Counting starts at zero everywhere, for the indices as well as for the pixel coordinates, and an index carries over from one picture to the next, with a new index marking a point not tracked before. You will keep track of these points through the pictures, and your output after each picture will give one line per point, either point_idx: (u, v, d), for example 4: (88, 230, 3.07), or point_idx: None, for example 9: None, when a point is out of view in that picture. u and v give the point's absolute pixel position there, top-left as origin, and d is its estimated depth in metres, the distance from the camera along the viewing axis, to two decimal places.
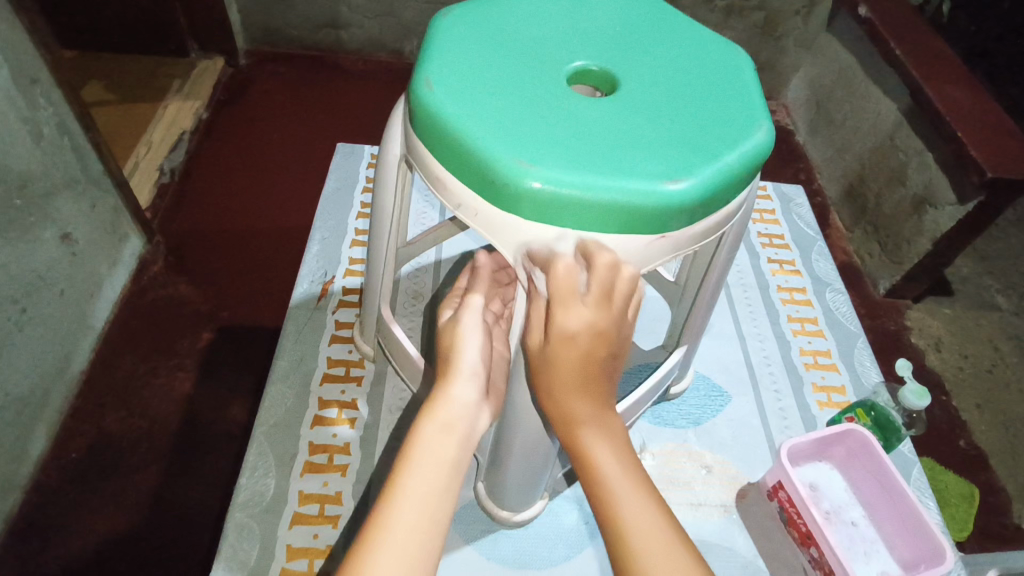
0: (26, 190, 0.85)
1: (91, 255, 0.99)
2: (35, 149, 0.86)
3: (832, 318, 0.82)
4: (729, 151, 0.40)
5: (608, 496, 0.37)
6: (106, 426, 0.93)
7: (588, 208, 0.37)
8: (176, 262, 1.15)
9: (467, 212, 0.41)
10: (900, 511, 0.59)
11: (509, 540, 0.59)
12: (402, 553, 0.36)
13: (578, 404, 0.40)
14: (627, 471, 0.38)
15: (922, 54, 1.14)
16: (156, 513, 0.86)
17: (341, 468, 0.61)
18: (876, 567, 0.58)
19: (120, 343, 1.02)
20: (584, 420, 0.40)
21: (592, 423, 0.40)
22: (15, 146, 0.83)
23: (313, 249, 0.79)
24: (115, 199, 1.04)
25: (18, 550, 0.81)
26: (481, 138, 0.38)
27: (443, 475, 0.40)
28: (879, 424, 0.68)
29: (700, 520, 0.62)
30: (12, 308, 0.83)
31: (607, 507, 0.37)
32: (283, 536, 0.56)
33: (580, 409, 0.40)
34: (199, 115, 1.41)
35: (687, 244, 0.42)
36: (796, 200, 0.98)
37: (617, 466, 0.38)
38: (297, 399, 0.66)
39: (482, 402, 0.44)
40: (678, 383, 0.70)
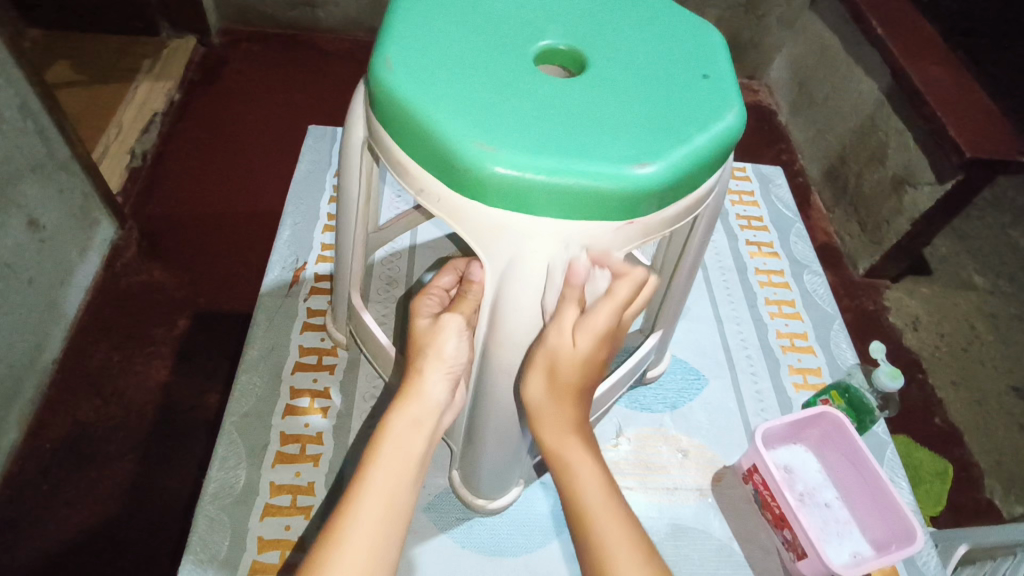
0: None
1: (60, 241, 0.97)
2: None
3: (809, 300, 0.82)
4: (699, 134, 0.39)
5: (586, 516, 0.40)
6: (80, 415, 0.91)
7: (553, 194, 0.36)
8: (149, 247, 1.12)
9: (430, 197, 0.39)
10: (873, 493, 0.60)
11: (485, 527, 0.59)
12: (367, 539, 0.39)
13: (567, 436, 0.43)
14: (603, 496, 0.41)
15: (903, 34, 1.13)
16: (135, 502, 0.85)
17: (313, 458, 0.60)
18: (849, 548, 0.58)
19: (93, 331, 1.00)
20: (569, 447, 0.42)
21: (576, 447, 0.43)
22: None
23: (284, 235, 0.77)
24: (83, 183, 1.01)
25: None
26: (442, 122, 0.37)
27: (408, 469, 0.42)
28: (853, 406, 0.68)
29: (676, 504, 0.62)
30: None
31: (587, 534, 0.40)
32: (255, 528, 0.56)
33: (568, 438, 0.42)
34: (171, 96, 1.37)
35: (657, 229, 0.40)
36: (776, 180, 0.97)
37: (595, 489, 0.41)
38: (268, 388, 0.64)
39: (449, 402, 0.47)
40: (655, 367, 0.69)
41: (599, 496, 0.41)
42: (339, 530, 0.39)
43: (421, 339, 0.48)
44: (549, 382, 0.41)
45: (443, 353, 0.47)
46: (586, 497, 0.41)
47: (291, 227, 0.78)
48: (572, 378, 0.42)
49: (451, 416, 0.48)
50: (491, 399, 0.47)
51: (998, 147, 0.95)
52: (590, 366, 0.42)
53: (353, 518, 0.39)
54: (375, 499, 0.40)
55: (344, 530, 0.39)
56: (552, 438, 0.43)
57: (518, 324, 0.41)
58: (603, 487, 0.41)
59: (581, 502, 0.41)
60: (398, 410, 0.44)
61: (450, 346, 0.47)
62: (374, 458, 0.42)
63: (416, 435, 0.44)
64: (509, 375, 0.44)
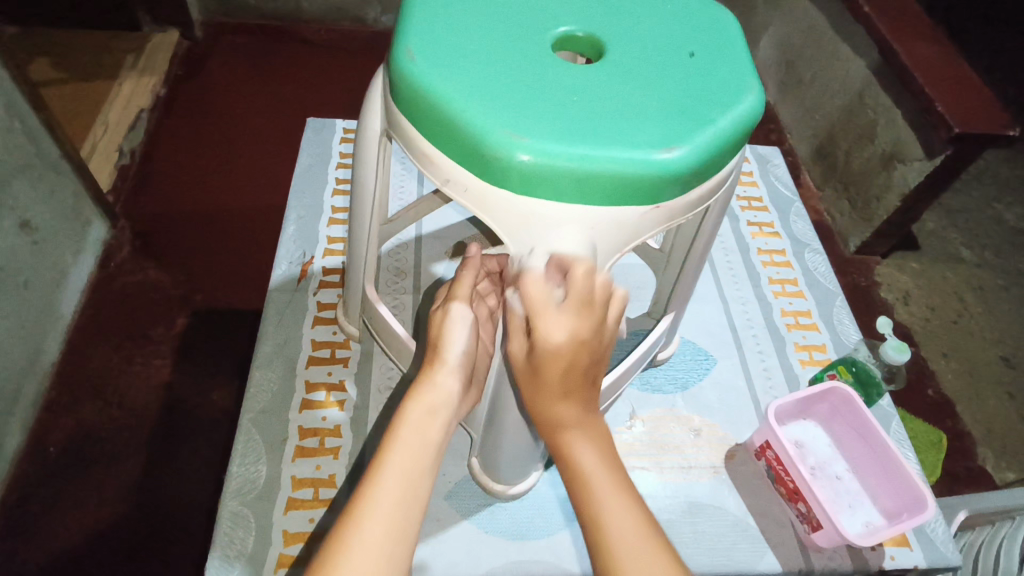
0: None
1: (53, 242, 0.96)
2: None
3: (811, 278, 0.83)
4: (721, 116, 0.39)
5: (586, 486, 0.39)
6: (83, 417, 0.90)
7: (581, 180, 0.37)
8: (143, 245, 1.11)
9: (456, 187, 0.39)
10: (883, 464, 0.61)
11: (506, 512, 0.60)
12: (387, 520, 0.38)
13: (562, 408, 0.41)
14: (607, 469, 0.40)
15: (891, 10, 1.14)
16: (142, 501, 0.85)
17: (332, 451, 0.61)
18: (861, 519, 0.60)
19: (90, 332, 0.99)
20: (570, 424, 0.41)
21: (578, 426, 0.41)
22: None
23: (289, 230, 0.77)
24: (72, 182, 1.00)
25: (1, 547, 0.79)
26: (468, 111, 0.37)
27: (426, 455, 0.42)
28: (860, 380, 0.70)
29: (691, 482, 0.64)
30: None
31: (589, 504, 0.38)
32: (279, 522, 0.56)
33: (565, 413, 0.41)
34: (157, 92, 1.35)
35: (680, 213, 0.41)
36: (773, 160, 0.98)
37: (598, 463, 0.40)
38: (283, 383, 0.64)
39: (464, 393, 0.47)
40: (665, 349, 0.70)
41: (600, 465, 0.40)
42: (358, 512, 0.39)
43: (440, 332, 0.48)
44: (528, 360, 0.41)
45: (453, 346, 0.47)
46: (589, 473, 0.39)
47: (295, 221, 0.78)
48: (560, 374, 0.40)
49: (464, 408, 0.49)
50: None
51: (984, 122, 0.97)
52: (575, 367, 0.39)
53: (372, 501, 0.39)
54: (394, 482, 0.40)
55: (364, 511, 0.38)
56: (553, 415, 0.41)
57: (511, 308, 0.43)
58: (605, 464, 0.40)
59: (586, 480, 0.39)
60: (412, 399, 0.45)
61: (462, 337, 0.47)
62: (392, 443, 0.42)
63: (433, 424, 0.44)
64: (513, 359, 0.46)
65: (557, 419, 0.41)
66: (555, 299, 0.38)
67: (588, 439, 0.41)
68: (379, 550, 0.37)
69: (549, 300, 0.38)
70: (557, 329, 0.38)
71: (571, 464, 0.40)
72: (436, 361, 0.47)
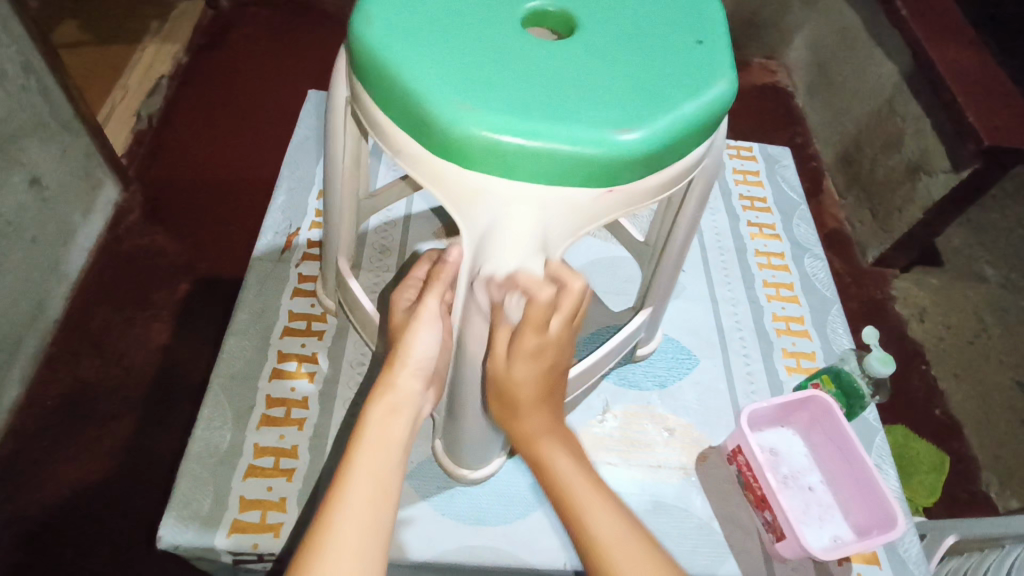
0: None
1: (63, 201, 0.98)
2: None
3: (808, 284, 0.81)
4: (686, 101, 0.37)
5: (572, 502, 0.44)
6: (81, 374, 0.92)
7: (531, 158, 0.35)
8: (152, 210, 1.12)
9: (407, 159, 0.39)
10: (857, 478, 0.59)
11: (466, 497, 0.59)
12: (360, 519, 0.38)
13: (533, 419, 0.47)
14: (582, 474, 0.46)
15: (929, 16, 1.10)
16: (132, 461, 0.86)
17: (298, 422, 0.61)
18: (829, 532, 0.59)
19: (94, 292, 1.01)
20: (539, 434, 0.47)
21: (546, 436, 0.47)
22: None
23: (279, 200, 0.77)
24: (86, 143, 1.02)
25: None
26: (421, 82, 0.36)
27: (393, 454, 0.42)
28: (843, 390, 0.66)
29: (659, 482, 0.62)
30: None
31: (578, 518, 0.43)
32: (237, 487, 0.56)
33: (534, 424, 0.47)
34: (178, 60, 1.36)
35: (640, 199, 0.39)
36: (782, 161, 0.95)
37: (573, 466, 0.46)
38: (256, 352, 0.64)
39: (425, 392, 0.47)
40: (645, 345, 0.69)
41: (573, 469, 0.46)
42: (330, 510, 0.39)
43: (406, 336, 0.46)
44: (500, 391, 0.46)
45: (414, 349, 0.46)
46: (564, 475, 0.45)
47: (286, 192, 0.77)
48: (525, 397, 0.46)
49: (427, 406, 0.49)
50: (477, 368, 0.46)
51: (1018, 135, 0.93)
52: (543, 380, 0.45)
53: (342, 500, 0.39)
54: (364, 479, 0.40)
55: (337, 507, 0.39)
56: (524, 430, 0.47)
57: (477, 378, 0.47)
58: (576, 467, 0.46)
59: (565, 487, 0.45)
60: (374, 400, 0.45)
61: (422, 342, 0.46)
62: (360, 443, 0.42)
63: (396, 424, 0.44)
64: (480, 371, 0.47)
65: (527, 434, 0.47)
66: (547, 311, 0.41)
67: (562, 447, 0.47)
68: (356, 540, 0.37)
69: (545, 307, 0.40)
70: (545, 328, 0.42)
71: (545, 468, 0.46)
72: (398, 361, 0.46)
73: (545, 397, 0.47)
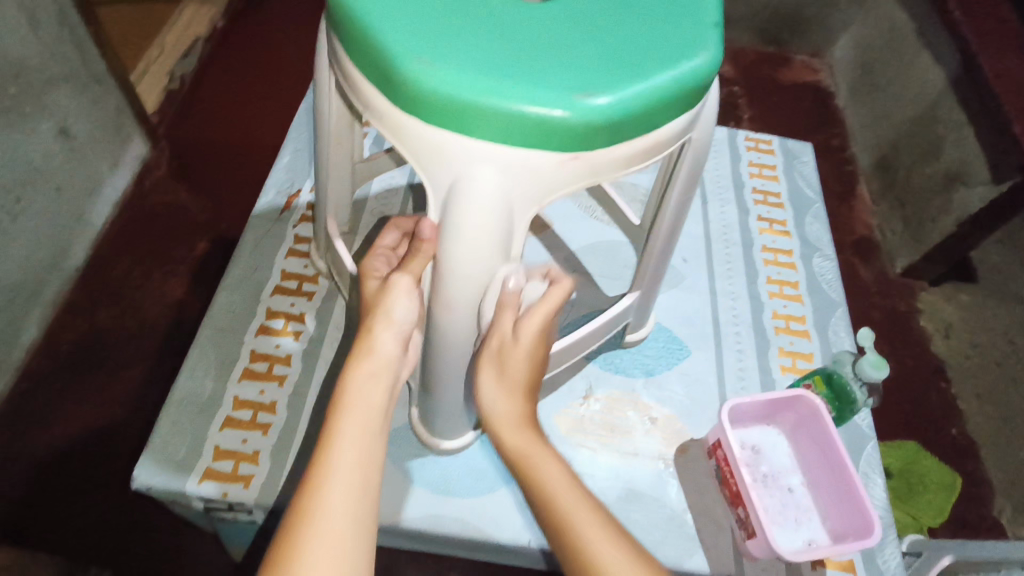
0: (23, 79, 0.86)
1: (91, 152, 1.00)
2: (34, 38, 0.87)
3: (814, 283, 0.78)
4: (661, 71, 0.36)
5: (561, 518, 0.41)
6: (97, 321, 0.94)
7: (491, 117, 0.35)
8: (177, 168, 1.14)
9: (376, 115, 0.39)
10: (836, 483, 0.58)
11: (437, 467, 0.59)
12: (349, 489, 0.37)
13: (518, 437, 0.45)
14: (568, 484, 0.43)
15: (982, 21, 1.05)
16: (140, 410, 0.87)
17: (279, 378, 0.61)
18: (803, 535, 0.57)
19: (115, 244, 1.03)
20: (528, 450, 0.45)
21: (533, 453, 0.44)
22: (14, 36, 0.83)
23: (283, 161, 0.77)
24: (117, 98, 1.04)
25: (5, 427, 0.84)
26: (387, 34, 0.36)
27: (377, 419, 0.42)
28: (835, 393, 0.64)
29: (634, 469, 0.62)
30: (7, 199, 0.85)
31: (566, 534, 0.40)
32: (213, 436, 0.57)
33: (518, 440, 0.45)
34: (214, 24, 1.38)
35: (610, 170, 0.38)
36: (802, 157, 0.92)
37: (561, 480, 0.43)
38: (245, 307, 0.65)
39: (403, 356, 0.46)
40: (635, 331, 0.68)
41: (562, 482, 0.43)
42: (318, 483, 0.37)
43: (382, 299, 0.46)
44: (498, 378, 0.46)
45: (394, 313, 0.46)
46: (553, 490, 0.42)
47: (291, 153, 0.78)
48: (520, 374, 0.47)
49: (405, 370, 0.49)
50: (453, 336, 0.45)
51: None
52: (536, 362, 0.47)
53: (330, 470, 0.38)
54: (349, 448, 0.39)
55: (324, 479, 0.37)
56: (510, 446, 0.45)
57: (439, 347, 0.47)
58: (568, 478, 0.43)
59: (552, 498, 0.42)
60: (353, 367, 0.43)
61: (399, 308, 0.46)
62: (343, 411, 0.41)
63: (376, 389, 0.43)
64: (446, 340, 0.46)
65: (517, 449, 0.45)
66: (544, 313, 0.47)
67: (547, 460, 0.44)
68: (350, 507, 0.37)
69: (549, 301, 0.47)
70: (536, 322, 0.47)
71: (531, 481, 0.43)
72: (376, 325, 0.46)
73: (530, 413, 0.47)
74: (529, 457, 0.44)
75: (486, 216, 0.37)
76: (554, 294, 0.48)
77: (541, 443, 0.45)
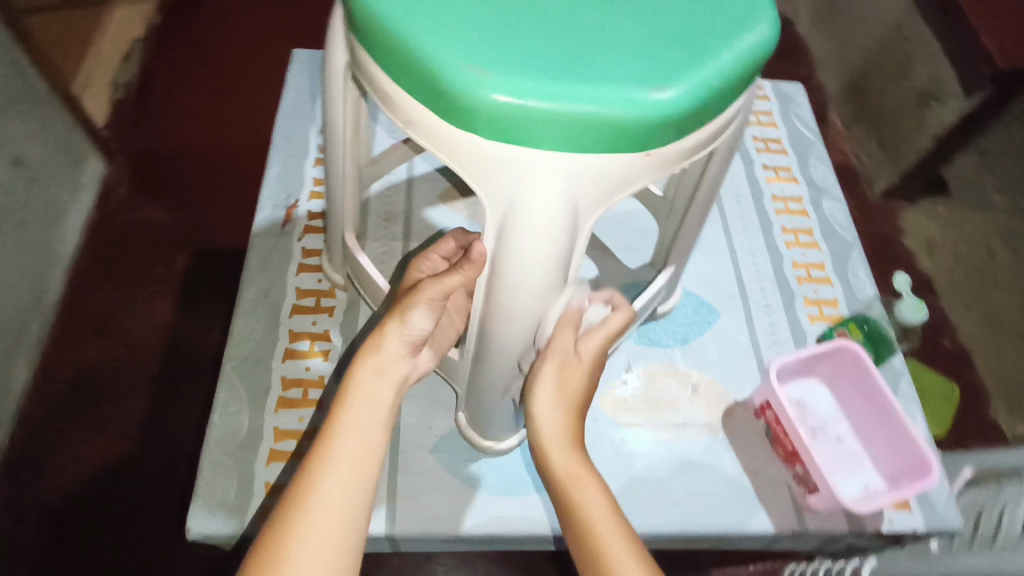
0: None
1: (47, 180, 0.93)
2: None
3: (827, 227, 0.78)
4: (725, 50, 0.34)
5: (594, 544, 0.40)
6: (86, 356, 0.88)
7: (558, 122, 0.32)
8: (142, 183, 1.03)
9: (420, 130, 0.36)
10: (886, 426, 0.59)
11: (494, 468, 0.58)
12: (345, 482, 0.38)
13: (565, 458, 0.44)
14: (606, 509, 0.42)
15: None
16: (149, 441, 0.82)
17: (316, 403, 0.59)
18: (859, 480, 0.58)
19: (90, 269, 0.95)
20: (568, 474, 0.44)
21: (575, 479, 0.43)
22: None
23: (273, 171, 0.73)
24: (63, 118, 0.97)
25: (10, 479, 0.79)
26: (433, 46, 0.33)
27: (381, 418, 0.42)
28: (872, 339, 0.69)
29: (685, 441, 0.62)
30: None
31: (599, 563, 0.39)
32: (261, 473, 0.55)
33: (565, 463, 0.44)
34: (150, 21, 1.26)
35: (673, 161, 0.37)
36: (796, 99, 0.90)
37: (600, 505, 0.42)
38: (266, 333, 0.62)
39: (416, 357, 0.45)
40: (665, 302, 0.66)
41: (601, 509, 0.42)
42: (314, 475, 0.38)
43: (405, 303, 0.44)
44: (555, 392, 0.46)
45: (411, 321, 0.43)
46: (590, 515, 0.41)
47: (280, 161, 0.74)
48: (577, 392, 0.47)
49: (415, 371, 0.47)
50: (514, 345, 0.44)
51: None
52: (593, 380, 0.48)
53: (328, 461, 0.39)
54: (348, 442, 0.40)
55: (321, 471, 0.38)
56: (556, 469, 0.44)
57: (499, 357, 0.46)
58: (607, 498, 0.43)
59: (590, 525, 0.41)
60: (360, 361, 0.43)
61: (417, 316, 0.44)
62: (346, 405, 0.41)
63: (381, 388, 0.43)
64: (503, 349, 0.45)
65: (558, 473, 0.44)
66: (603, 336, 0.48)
67: (587, 484, 0.43)
68: (339, 501, 0.38)
69: (609, 327, 0.49)
70: (593, 346, 0.48)
71: (569, 506, 0.42)
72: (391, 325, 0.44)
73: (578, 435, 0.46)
74: (574, 480, 0.43)
75: (545, 231, 0.36)
76: (615, 320, 0.49)
77: (583, 466, 0.44)
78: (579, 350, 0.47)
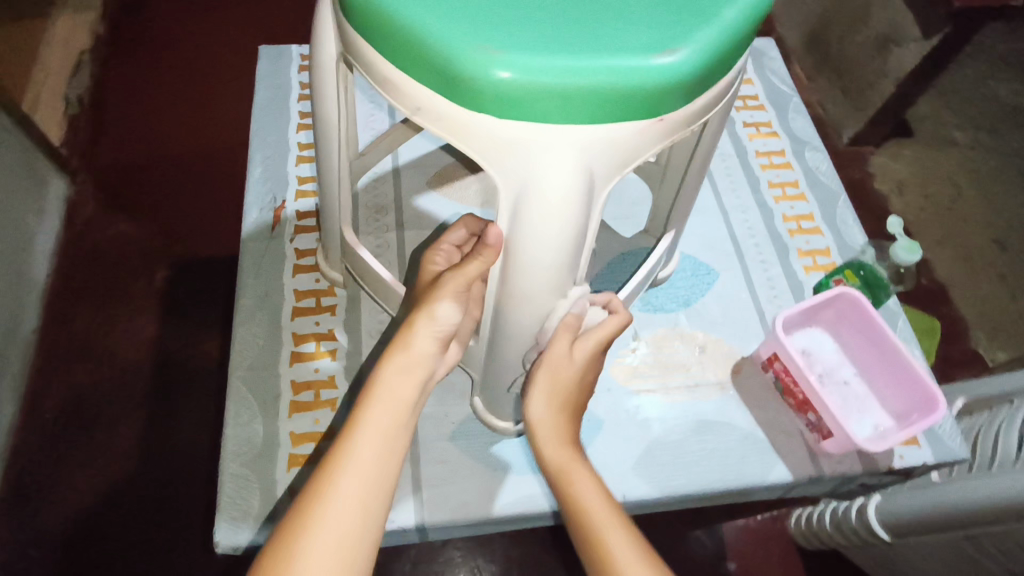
0: None
1: (12, 205, 0.90)
2: None
3: (812, 177, 0.79)
4: (727, 9, 0.34)
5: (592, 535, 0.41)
6: (74, 380, 0.85)
7: (571, 95, 0.32)
8: (109, 199, 1.00)
9: (428, 116, 0.35)
10: (890, 367, 0.61)
11: (515, 448, 0.58)
12: (364, 482, 0.38)
13: (563, 450, 0.44)
14: (602, 499, 0.42)
15: None
16: (149, 460, 0.80)
17: (329, 403, 0.58)
18: (868, 422, 0.60)
19: (67, 293, 0.92)
20: (569, 464, 0.44)
21: (575, 469, 0.44)
22: None
23: (255, 173, 0.71)
24: (18, 138, 0.93)
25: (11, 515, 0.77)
26: (437, 27, 0.32)
27: (404, 416, 0.41)
28: (867, 283, 0.69)
29: (698, 401, 0.63)
30: None
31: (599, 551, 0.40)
32: (283, 478, 0.55)
33: (564, 454, 0.44)
34: (95, 30, 1.20)
35: (682, 127, 0.37)
36: (769, 53, 0.91)
37: (595, 496, 0.42)
38: (269, 339, 0.61)
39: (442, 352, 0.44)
40: (665, 268, 0.67)
41: (597, 498, 0.42)
42: (334, 472, 0.38)
43: (431, 297, 0.43)
44: (549, 395, 0.45)
45: (438, 316, 0.43)
46: (588, 504, 0.42)
47: (261, 163, 0.72)
48: (570, 393, 0.46)
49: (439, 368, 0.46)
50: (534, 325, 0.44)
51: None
52: (584, 384, 0.46)
53: (349, 458, 0.38)
54: (370, 439, 0.39)
55: (341, 467, 0.38)
56: (556, 462, 0.44)
57: (518, 338, 0.45)
58: (605, 497, 0.43)
59: (587, 514, 0.41)
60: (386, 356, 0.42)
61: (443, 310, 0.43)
62: (369, 401, 0.41)
63: (407, 384, 0.42)
64: (523, 330, 0.45)
65: (556, 465, 0.44)
66: (598, 339, 0.46)
67: (583, 472, 0.43)
68: (359, 501, 0.37)
69: (604, 328, 0.46)
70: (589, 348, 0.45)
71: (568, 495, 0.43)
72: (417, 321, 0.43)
73: (573, 430, 0.46)
74: (568, 470, 0.44)
75: (562, 209, 0.35)
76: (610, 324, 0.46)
77: (578, 457, 0.44)
78: (574, 351, 0.45)
